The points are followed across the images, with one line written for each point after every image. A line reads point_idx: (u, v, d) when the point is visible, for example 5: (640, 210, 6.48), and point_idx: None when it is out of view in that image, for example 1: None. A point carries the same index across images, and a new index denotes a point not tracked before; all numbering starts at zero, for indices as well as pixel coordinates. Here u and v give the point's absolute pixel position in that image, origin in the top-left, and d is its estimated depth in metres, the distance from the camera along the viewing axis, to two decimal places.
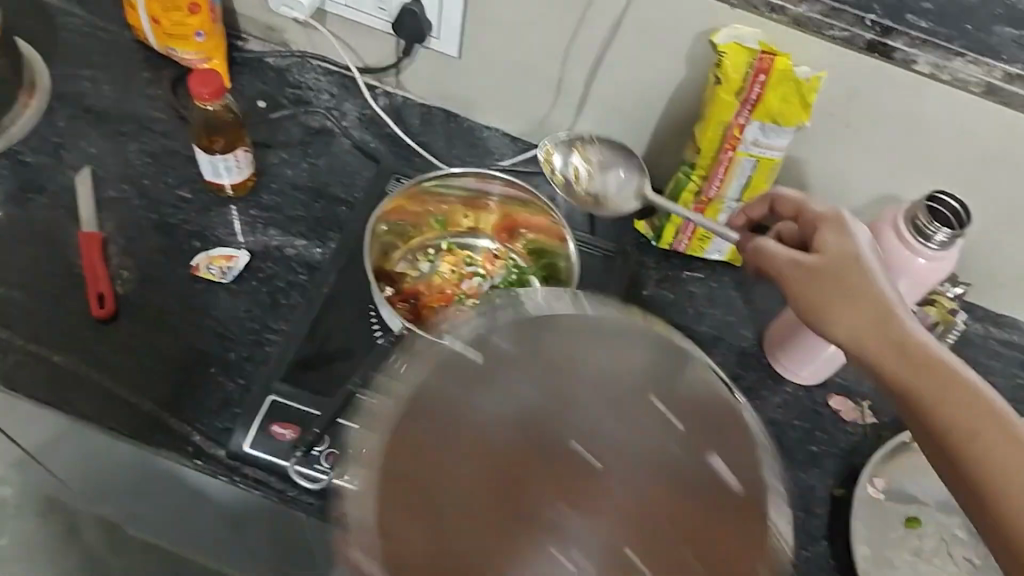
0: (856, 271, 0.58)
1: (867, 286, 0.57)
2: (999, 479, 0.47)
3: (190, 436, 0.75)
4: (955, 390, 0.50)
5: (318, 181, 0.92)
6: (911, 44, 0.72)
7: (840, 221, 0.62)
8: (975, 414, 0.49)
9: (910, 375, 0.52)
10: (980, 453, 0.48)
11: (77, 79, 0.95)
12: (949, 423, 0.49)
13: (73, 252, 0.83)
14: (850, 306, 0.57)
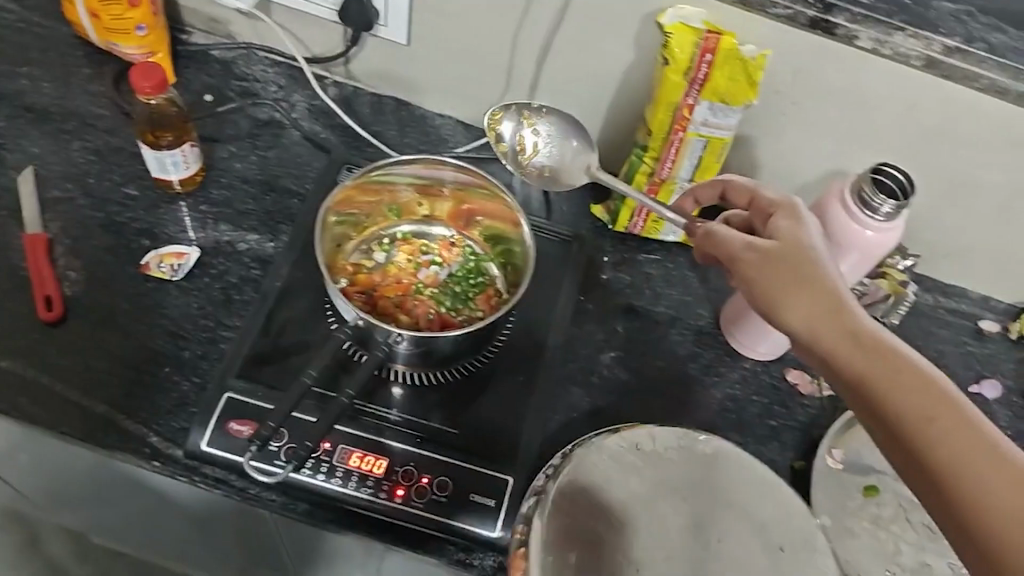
0: (807, 257, 0.57)
1: (818, 271, 0.56)
2: (955, 465, 0.45)
3: (147, 437, 0.74)
4: (908, 376, 0.49)
5: (269, 174, 0.91)
6: (852, 20, 0.73)
7: (792, 210, 0.61)
8: (929, 398, 0.48)
9: (863, 360, 0.51)
10: (934, 437, 0.46)
11: (15, 76, 0.92)
12: (902, 408, 0.48)
13: (17, 254, 0.81)
14: (801, 291, 0.55)
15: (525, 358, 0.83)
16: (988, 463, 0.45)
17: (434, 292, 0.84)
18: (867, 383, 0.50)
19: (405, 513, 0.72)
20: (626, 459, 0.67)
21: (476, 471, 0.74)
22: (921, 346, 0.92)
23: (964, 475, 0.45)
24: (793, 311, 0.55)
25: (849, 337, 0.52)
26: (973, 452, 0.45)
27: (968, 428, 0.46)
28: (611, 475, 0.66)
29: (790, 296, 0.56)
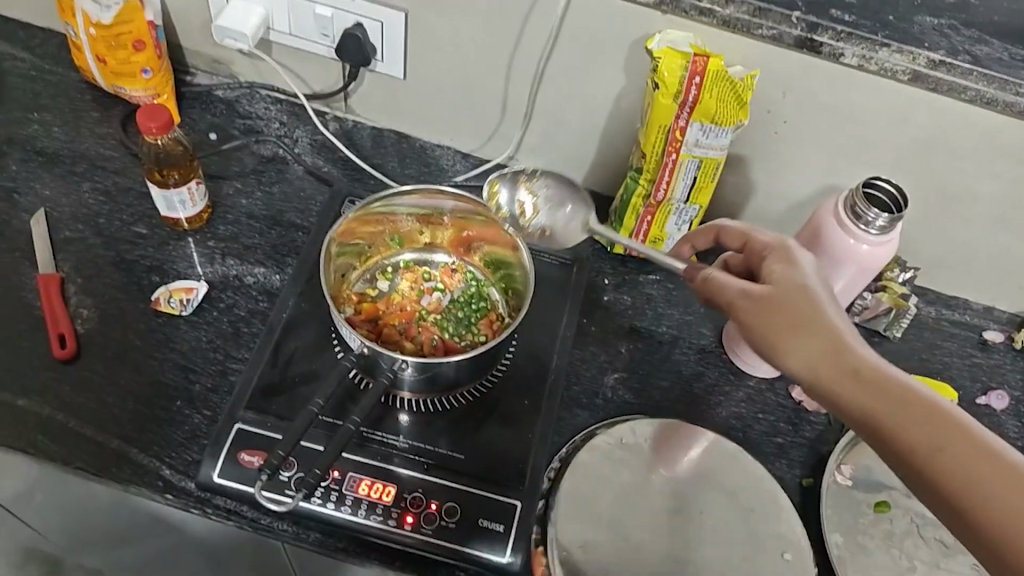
0: (804, 296, 0.59)
1: (815, 311, 0.58)
2: (981, 490, 0.48)
3: (160, 470, 0.75)
4: (919, 411, 0.51)
5: (273, 209, 0.93)
6: (837, 38, 0.74)
7: (783, 251, 0.63)
8: (943, 430, 0.50)
9: (872, 400, 0.53)
10: (955, 469, 0.49)
11: (27, 122, 0.95)
12: (919, 443, 0.50)
13: (32, 295, 0.83)
14: (804, 337, 0.57)
15: (530, 382, 0.84)
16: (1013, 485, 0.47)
17: (437, 318, 0.85)
18: (879, 422, 0.52)
19: (414, 539, 0.73)
20: (617, 456, 0.76)
21: (483, 496, 0.75)
22: (925, 357, 0.93)
23: (992, 499, 0.47)
24: (797, 357, 0.57)
25: (856, 377, 0.54)
26: (996, 478, 0.48)
27: (986, 454, 0.49)
28: (606, 471, 0.75)
29: (794, 341, 0.57)
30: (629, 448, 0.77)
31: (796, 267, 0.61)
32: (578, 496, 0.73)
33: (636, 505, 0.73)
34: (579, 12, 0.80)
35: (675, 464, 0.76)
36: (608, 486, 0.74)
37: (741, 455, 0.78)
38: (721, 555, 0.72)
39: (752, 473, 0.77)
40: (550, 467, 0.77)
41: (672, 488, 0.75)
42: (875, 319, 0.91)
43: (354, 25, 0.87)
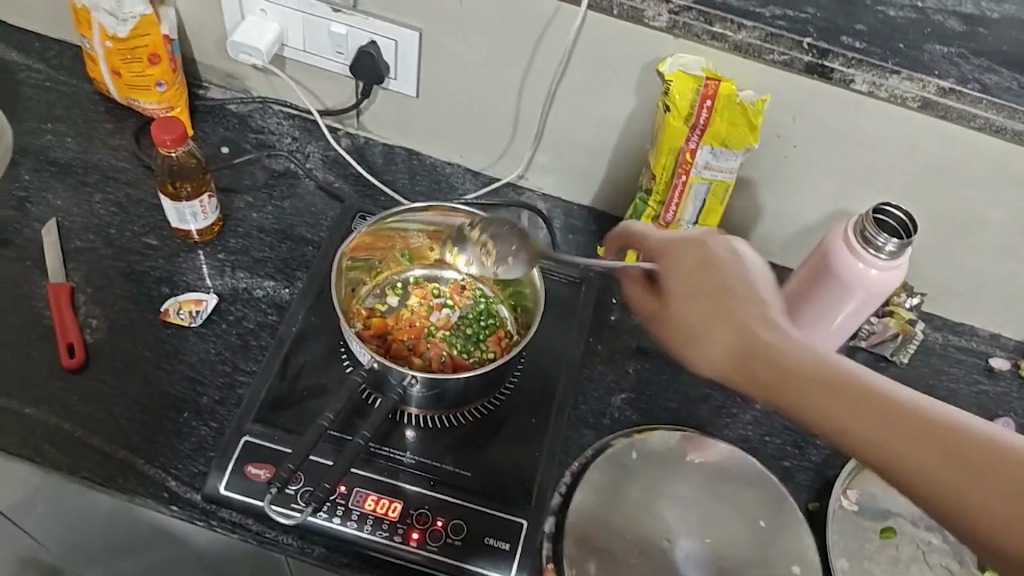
0: (705, 299, 0.62)
1: (713, 313, 0.61)
2: (941, 475, 0.49)
3: (166, 481, 0.75)
4: (861, 402, 0.52)
5: (284, 223, 0.94)
6: (848, 64, 0.75)
7: (705, 251, 0.64)
8: (887, 419, 0.51)
9: (812, 402, 0.54)
10: (908, 460, 0.50)
11: (41, 132, 0.96)
12: (867, 439, 0.51)
13: (42, 303, 0.84)
14: (738, 347, 0.58)
15: (537, 400, 0.84)
16: (969, 461, 0.48)
17: (446, 334, 0.86)
18: (825, 424, 0.53)
19: (419, 556, 0.72)
20: (632, 468, 0.78)
21: (490, 514, 0.75)
22: (931, 382, 0.93)
23: (952, 481, 0.48)
24: (738, 369, 0.58)
25: (793, 377, 0.55)
26: (953, 458, 0.48)
27: (935, 433, 0.49)
28: (620, 482, 0.77)
29: (731, 354, 0.58)
30: (643, 460, 0.78)
31: (717, 269, 0.62)
32: (585, 514, 0.75)
33: (647, 518, 0.75)
34: (592, 34, 0.81)
35: (688, 477, 0.78)
36: (621, 498, 0.76)
37: (753, 466, 0.79)
38: (728, 566, 0.73)
39: (764, 484, 0.78)
40: (560, 482, 0.79)
41: (684, 503, 0.76)
42: (882, 343, 0.93)
43: (368, 42, 0.88)
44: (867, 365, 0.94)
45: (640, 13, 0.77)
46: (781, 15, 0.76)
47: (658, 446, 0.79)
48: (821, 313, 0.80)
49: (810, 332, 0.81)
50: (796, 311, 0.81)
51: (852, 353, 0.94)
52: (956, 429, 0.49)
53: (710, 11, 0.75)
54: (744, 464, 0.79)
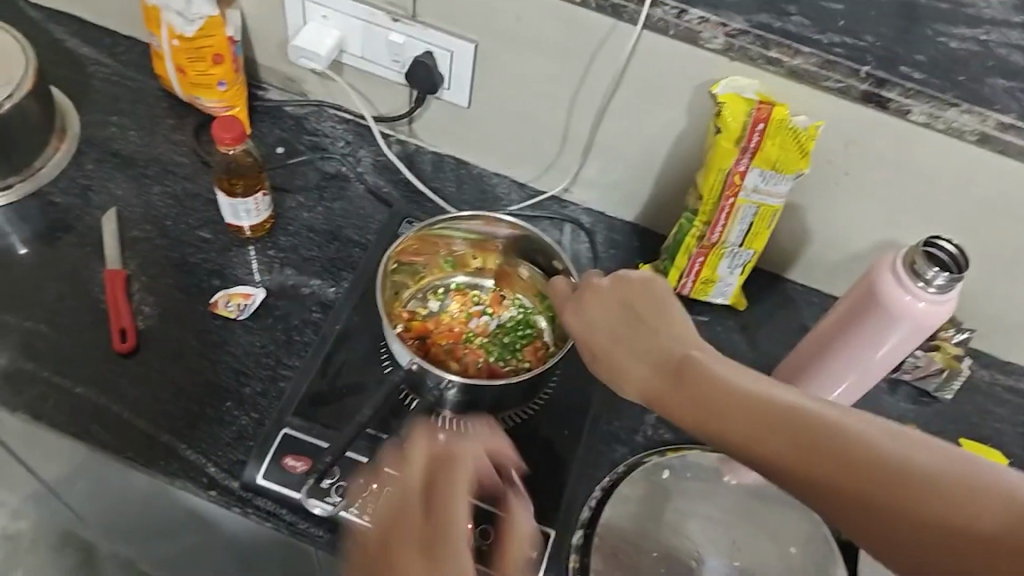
0: (606, 342, 0.64)
1: (620, 352, 0.63)
2: (847, 484, 0.49)
3: (205, 467, 0.77)
4: (763, 418, 0.52)
5: (333, 224, 0.96)
6: (905, 94, 0.75)
7: (617, 289, 0.67)
8: (789, 432, 0.51)
9: (717, 422, 0.54)
10: (812, 471, 0.50)
11: (106, 124, 0.99)
12: (774, 457, 0.51)
13: (98, 289, 0.87)
14: (654, 375, 0.60)
15: (571, 412, 0.84)
16: (869, 466, 0.49)
17: (484, 341, 0.87)
18: (734, 447, 0.53)
19: None
20: (665, 487, 0.77)
21: None
22: (974, 421, 0.91)
23: (854, 490, 0.49)
24: (652, 398, 0.59)
25: (698, 397, 0.56)
26: (855, 467, 0.49)
27: (838, 443, 0.50)
28: (652, 502, 0.77)
29: (645, 384, 0.60)
30: (678, 480, 0.78)
31: (627, 308, 0.65)
32: (618, 527, 0.75)
33: (676, 539, 0.75)
34: (646, 54, 0.81)
35: (723, 500, 0.77)
36: (652, 518, 0.76)
37: (790, 493, 0.78)
38: None
39: (800, 513, 0.77)
40: (592, 495, 0.79)
41: (716, 526, 0.76)
42: (926, 378, 0.92)
43: (425, 53, 0.90)
44: (909, 400, 0.92)
45: (696, 35, 0.77)
46: (839, 42, 0.76)
47: (694, 465, 0.79)
48: (861, 345, 0.79)
49: (849, 363, 0.81)
50: (836, 341, 0.81)
51: (894, 386, 0.93)
52: (857, 436, 0.50)
53: (766, 36, 0.75)
54: (781, 491, 0.78)
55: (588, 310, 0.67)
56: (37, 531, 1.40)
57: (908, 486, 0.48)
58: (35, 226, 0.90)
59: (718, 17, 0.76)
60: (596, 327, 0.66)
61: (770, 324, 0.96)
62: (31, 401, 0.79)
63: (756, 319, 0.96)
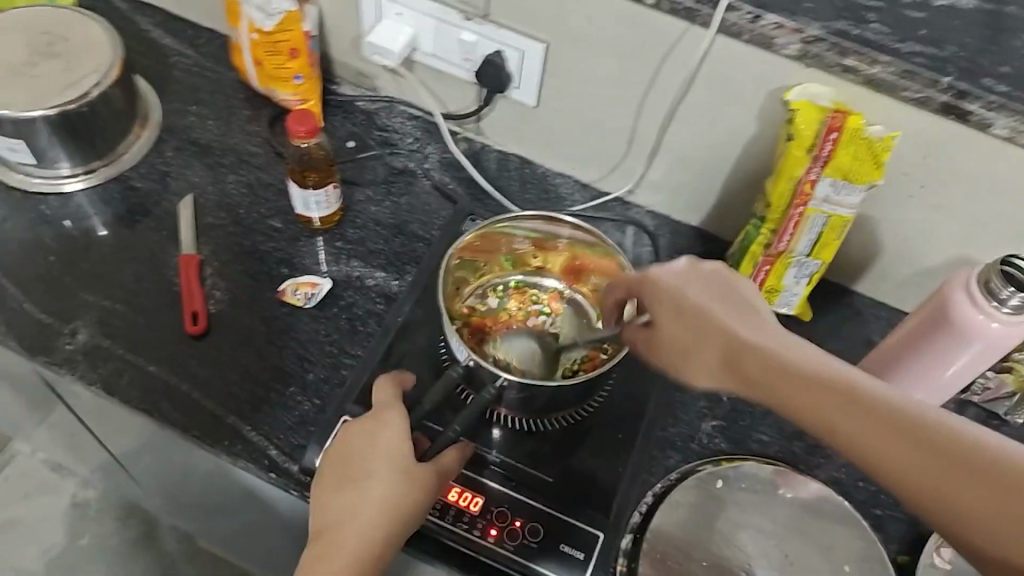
0: (680, 330, 0.63)
1: (688, 339, 0.62)
2: (944, 475, 0.49)
3: (267, 450, 0.80)
4: (858, 398, 0.52)
5: (400, 219, 0.98)
6: (988, 107, 0.72)
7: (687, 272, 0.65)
8: (889, 418, 0.51)
9: (801, 395, 0.54)
10: (913, 460, 0.50)
11: (186, 113, 1.03)
12: (867, 440, 0.51)
13: (172, 272, 0.90)
14: (737, 358, 0.58)
15: (626, 415, 0.84)
16: (975, 463, 0.49)
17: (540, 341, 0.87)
18: (820, 421, 0.53)
19: (496, 553, 0.74)
20: (719, 496, 0.77)
21: (564, 521, 0.77)
22: None
23: (954, 482, 0.49)
24: (740, 374, 0.59)
25: (780, 370, 0.56)
26: (963, 462, 0.49)
27: (944, 439, 0.50)
28: (704, 509, 0.76)
29: (718, 366, 0.60)
30: (731, 489, 0.77)
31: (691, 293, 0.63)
32: (667, 533, 0.75)
33: (726, 548, 0.74)
34: (718, 58, 0.81)
35: (776, 512, 0.76)
36: (702, 525, 0.75)
37: (845, 510, 0.77)
38: None
39: (856, 531, 0.76)
40: (643, 499, 0.79)
41: (768, 539, 0.75)
42: (996, 400, 0.89)
43: (495, 52, 0.91)
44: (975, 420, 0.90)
45: (771, 40, 0.76)
46: (919, 52, 0.74)
47: (748, 475, 0.79)
48: (926, 363, 0.78)
49: (914, 379, 0.80)
50: (900, 357, 0.79)
51: (962, 408, 0.91)
52: (961, 434, 0.50)
53: (843, 43, 0.74)
54: (837, 506, 0.77)
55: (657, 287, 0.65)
56: (103, 502, 1.46)
57: (1006, 480, 0.48)
58: (115, 210, 0.94)
59: (794, 23, 0.74)
60: (678, 302, 0.63)
61: (832, 337, 0.94)
62: (105, 376, 0.82)
63: (818, 330, 0.95)
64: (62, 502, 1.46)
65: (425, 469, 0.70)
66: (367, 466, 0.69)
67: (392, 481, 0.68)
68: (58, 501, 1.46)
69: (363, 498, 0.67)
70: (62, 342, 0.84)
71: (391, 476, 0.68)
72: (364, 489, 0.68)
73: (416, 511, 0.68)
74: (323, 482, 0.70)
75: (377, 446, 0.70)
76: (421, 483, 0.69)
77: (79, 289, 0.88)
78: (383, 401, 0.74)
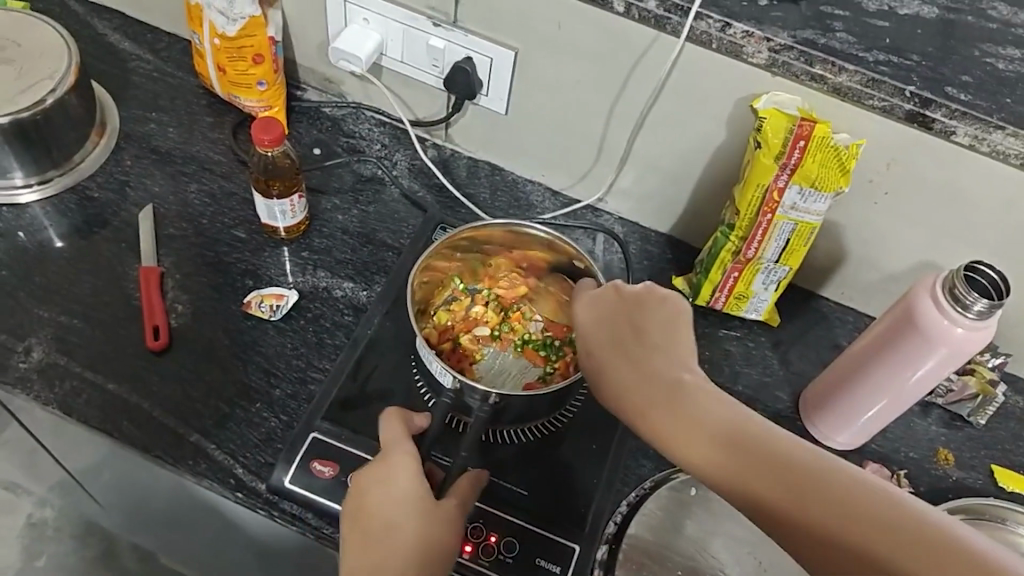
0: (600, 359, 0.63)
1: (605, 366, 0.63)
2: (810, 511, 0.48)
3: (233, 468, 0.78)
4: (751, 445, 0.52)
5: (367, 228, 0.96)
6: (950, 115, 0.73)
7: (617, 307, 0.66)
8: (765, 457, 0.51)
9: (688, 439, 0.55)
10: (820, 517, 0.48)
11: (146, 121, 1.00)
12: (750, 484, 0.51)
13: (132, 285, 0.88)
14: (637, 392, 0.59)
15: (600, 424, 0.83)
16: (843, 499, 0.48)
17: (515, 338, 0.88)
18: (703, 463, 0.53)
19: (469, 569, 0.74)
20: (690, 505, 0.77)
21: (543, 535, 0.76)
22: (1007, 447, 0.89)
23: (821, 519, 0.48)
24: (635, 409, 0.59)
25: (671, 411, 0.56)
26: (851, 508, 0.47)
27: (850, 494, 0.48)
28: (675, 521, 0.76)
29: (619, 397, 0.61)
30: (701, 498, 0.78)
31: (619, 322, 0.64)
32: (641, 540, 0.75)
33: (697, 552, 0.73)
34: (687, 65, 0.80)
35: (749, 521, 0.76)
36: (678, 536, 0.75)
37: None
38: None
39: None
40: (618, 511, 0.78)
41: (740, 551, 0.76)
42: (959, 402, 0.90)
43: (464, 58, 0.90)
44: (941, 424, 0.90)
45: (739, 49, 0.76)
46: (885, 60, 0.75)
47: None
48: (880, 387, 0.79)
49: (870, 405, 0.81)
50: (858, 380, 0.81)
51: (927, 409, 0.91)
52: (833, 471, 0.49)
53: (811, 52, 0.74)
54: None
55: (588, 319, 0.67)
56: (61, 518, 1.42)
57: (863, 518, 0.47)
58: (72, 221, 0.92)
59: (762, 32, 0.75)
60: (608, 332, 0.65)
61: (802, 342, 0.95)
62: (64, 394, 0.80)
63: (788, 336, 0.95)
64: (17, 521, 1.42)
65: (444, 509, 0.68)
66: (398, 516, 0.66)
67: (420, 533, 0.66)
68: (15, 519, 1.42)
69: (395, 554, 0.65)
70: (16, 360, 0.81)
71: (416, 525, 0.66)
72: (394, 542, 0.65)
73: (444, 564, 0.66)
74: (346, 539, 0.67)
75: (396, 493, 0.67)
76: (445, 527, 0.67)
77: (34, 305, 0.85)
78: (393, 437, 0.71)
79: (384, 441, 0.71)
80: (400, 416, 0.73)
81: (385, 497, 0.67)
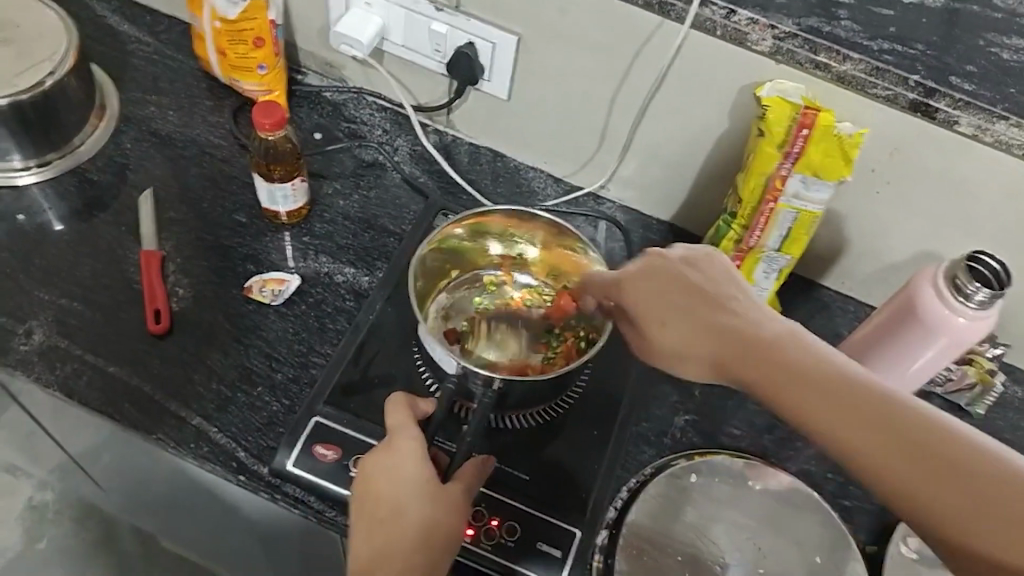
0: (666, 312, 0.64)
1: (671, 323, 0.63)
2: (898, 455, 0.50)
3: (235, 452, 0.78)
4: (840, 392, 0.53)
5: (368, 213, 0.96)
6: (953, 105, 0.73)
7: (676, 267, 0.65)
8: (856, 403, 0.52)
9: (779, 381, 0.55)
10: (896, 471, 0.50)
11: (146, 104, 0.99)
12: (836, 429, 0.52)
13: (133, 268, 0.87)
14: (718, 342, 0.60)
15: (601, 410, 0.84)
16: (929, 446, 0.49)
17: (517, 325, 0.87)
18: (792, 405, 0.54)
19: (471, 552, 0.74)
20: (693, 490, 0.77)
21: (543, 519, 0.76)
22: (1004, 437, 0.90)
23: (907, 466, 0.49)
24: (717, 358, 0.60)
25: (755, 357, 0.57)
26: (930, 454, 0.49)
27: (933, 441, 0.49)
28: (677, 505, 0.76)
29: (691, 351, 0.61)
30: (703, 483, 0.77)
31: (681, 280, 0.64)
32: (641, 527, 0.74)
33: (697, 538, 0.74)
34: (692, 53, 0.80)
35: (749, 506, 0.76)
36: (680, 521, 0.75)
37: (818, 504, 0.77)
38: None
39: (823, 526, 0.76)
40: (617, 497, 0.79)
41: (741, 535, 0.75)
42: (958, 392, 0.90)
43: (466, 44, 0.89)
44: (939, 413, 0.91)
45: (744, 36, 0.76)
46: (889, 49, 0.75)
47: (720, 465, 0.79)
48: (880, 378, 0.80)
49: None
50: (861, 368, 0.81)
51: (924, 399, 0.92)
52: (920, 419, 0.50)
53: (816, 40, 0.74)
54: (808, 496, 0.77)
55: (644, 284, 0.66)
56: (60, 501, 1.43)
57: (942, 463, 0.49)
58: (72, 204, 0.91)
59: (768, 19, 0.74)
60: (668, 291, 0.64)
61: None
62: (65, 377, 0.80)
63: None
64: (15, 503, 1.42)
65: (448, 494, 0.68)
66: (404, 502, 0.66)
67: (426, 519, 0.66)
68: (13, 502, 1.42)
69: (402, 538, 0.65)
70: (17, 342, 0.81)
71: (423, 511, 0.66)
72: (400, 527, 0.66)
73: (449, 549, 0.67)
74: (353, 522, 0.68)
75: (402, 479, 0.67)
76: (450, 513, 0.67)
77: (34, 287, 0.85)
78: (399, 424, 0.71)
79: (389, 428, 0.71)
80: (405, 401, 0.74)
81: (391, 483, 0.67)
